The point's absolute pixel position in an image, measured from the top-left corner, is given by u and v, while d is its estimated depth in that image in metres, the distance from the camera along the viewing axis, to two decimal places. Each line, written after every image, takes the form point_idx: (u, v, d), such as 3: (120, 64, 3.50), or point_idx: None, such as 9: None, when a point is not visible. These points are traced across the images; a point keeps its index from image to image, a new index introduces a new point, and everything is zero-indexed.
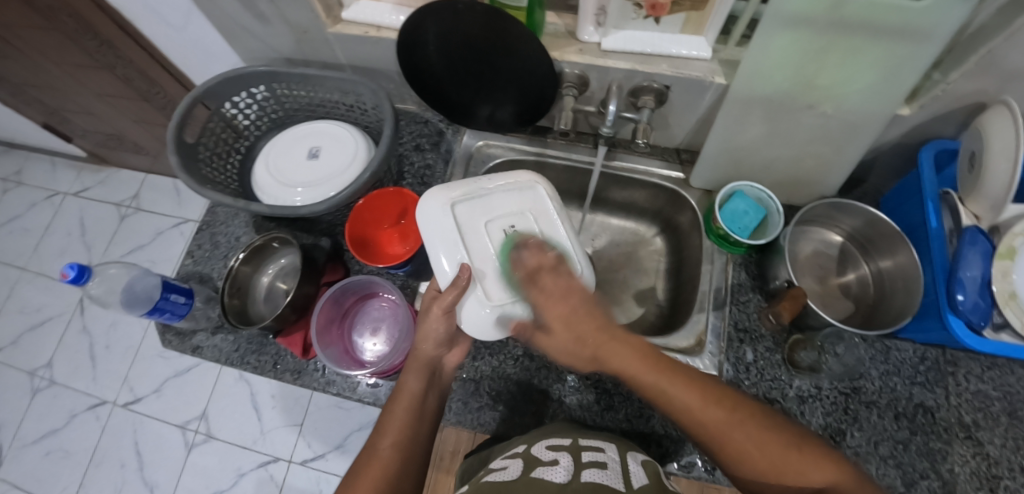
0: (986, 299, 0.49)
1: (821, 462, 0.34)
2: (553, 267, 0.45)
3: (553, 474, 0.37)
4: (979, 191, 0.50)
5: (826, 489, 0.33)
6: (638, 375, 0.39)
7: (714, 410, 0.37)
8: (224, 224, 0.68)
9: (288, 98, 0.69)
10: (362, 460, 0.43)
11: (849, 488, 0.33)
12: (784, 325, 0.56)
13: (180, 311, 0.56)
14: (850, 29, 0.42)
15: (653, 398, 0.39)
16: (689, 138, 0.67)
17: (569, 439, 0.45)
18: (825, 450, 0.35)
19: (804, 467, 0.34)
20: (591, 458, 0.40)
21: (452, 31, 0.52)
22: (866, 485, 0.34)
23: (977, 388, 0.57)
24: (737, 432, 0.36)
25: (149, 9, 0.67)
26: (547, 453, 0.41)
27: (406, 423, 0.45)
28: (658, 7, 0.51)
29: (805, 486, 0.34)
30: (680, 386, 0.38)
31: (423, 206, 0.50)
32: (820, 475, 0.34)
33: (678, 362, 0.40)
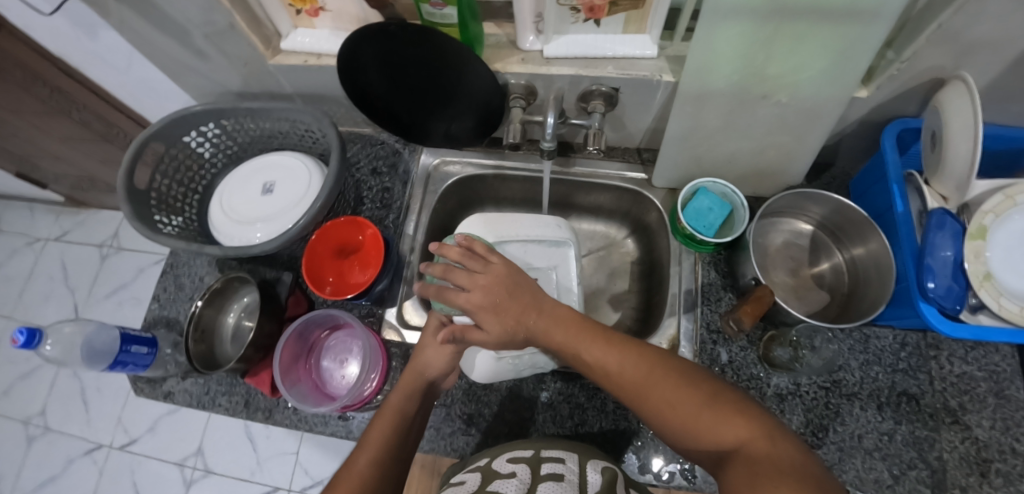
0: (959, 282, 0.47)
1: (726, 416, 0.32)
2: (473, 251, 0.47)
3: (507, 487, 0.38)
4: (942, 171, 0.48)
5: (729, 446, 0.31)
6: (558, 336, 0.42)
7: (635, 369, 0.38)
8: (187, 265, 0.67)
9: (240, 132, 0.68)
10: (341, 472, 0.41)
11: (753, 444, 0.30)
12: (746, 330, 0.54)
13: (144, 361, 0.56)
14: (792, 16, 0.41)
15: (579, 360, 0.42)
16: (649, 137, 0.66)
17: (531, 450, 0.44)
18: (750, 411, 0.32)
19: (712, 423, 0.32)
20: (549, 470, 0.40)
21: (388, 53, 0.51)
22: (782, 444, 0.30)
23: (961, 370, 0.56)
24: (653, 383, 0.36)
25: (92, 55, 0.66)
26: (506, 466, 0.41)
27: (390, 438, 0.43)
28: (596, 9, 0.49)
29: (710, 442, 0.32)
30: (600, 348, 0.40)
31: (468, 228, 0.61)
32: (723, 434, 0.31)
33: (611, 331, 0.42)
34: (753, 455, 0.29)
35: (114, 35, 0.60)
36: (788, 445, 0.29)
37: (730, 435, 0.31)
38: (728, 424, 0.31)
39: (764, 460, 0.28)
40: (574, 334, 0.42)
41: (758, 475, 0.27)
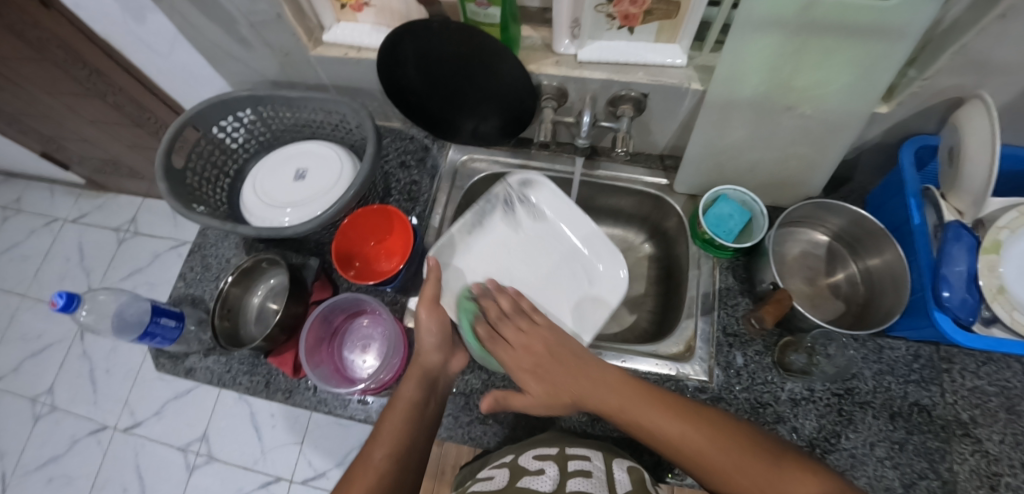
0: (974, 294, 0.48)
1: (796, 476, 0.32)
2: (517, 310, 0.53)
3: (538, 484, 0.40)
4: (960, 186, 0.50)
5: None
6: (613, 403, 0.42)
7: (698, 437, 0.37)
8: (214, 246, 0.68)
9: (275, 120, 0.70)
10: (356, 467, 0.41)
11: None
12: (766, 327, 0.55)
13: (170, 335, 0.57)
14: (822, 30, 0.43)
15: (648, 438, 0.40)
16: (672, 145, 0.68)
17: (555, 448, 0.46)
18: (819, 469, 0.33)
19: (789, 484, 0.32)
20: (576, 467, 0.41)
21: (429, 49, 0.53)
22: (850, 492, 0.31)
23: (974, 384, 0.57)
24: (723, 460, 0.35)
25: (137, 38, 0.68)
26: (533, 463, 0.43)
27: (402, 429, 0.44)
28: (631, 17, 0.52)
29: None
30: (661, 414, 0.39)
31: (492, 221, 0.65)
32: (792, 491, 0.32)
33: (668, 395, 0.42)
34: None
35: (162, 19, 0.62)
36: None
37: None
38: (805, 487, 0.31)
39: None
40: (643, 403, 0.41)
41: None
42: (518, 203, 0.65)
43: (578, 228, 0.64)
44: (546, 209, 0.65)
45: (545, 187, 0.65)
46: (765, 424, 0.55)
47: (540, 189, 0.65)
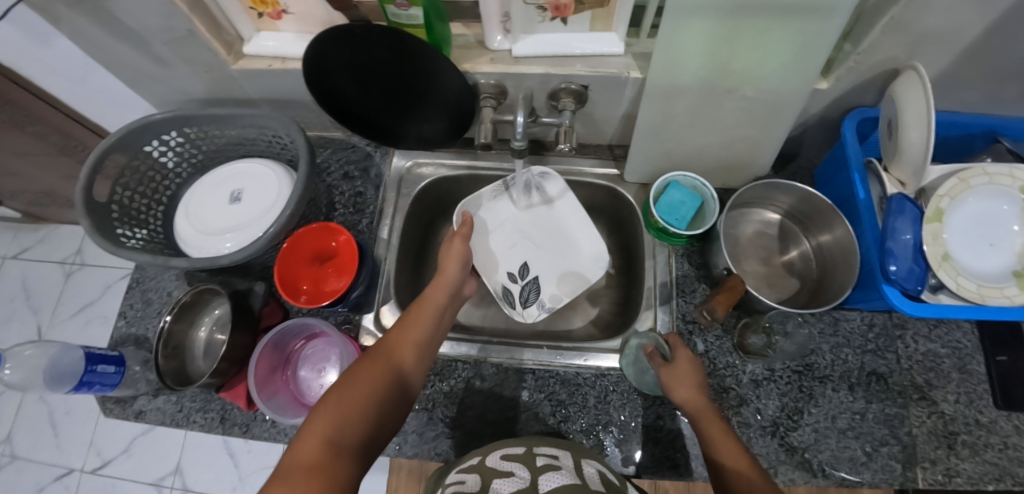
0: (920, 263, 0.48)
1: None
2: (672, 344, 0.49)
3: (508, 484, 0.35)
4: (899, 157, 0.50)
5: None
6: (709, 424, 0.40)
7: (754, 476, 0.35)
8: (154, 279, 0.65)
9: (205, 140, 0.66)
10: (380, 350, 0.43)
11: None
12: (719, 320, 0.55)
13: (110, 381, 0.53)
14: (756, 11, 0.41)
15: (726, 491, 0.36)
16: (620, 134, 0.67)
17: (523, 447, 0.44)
18: None
19: None
20: (545, 462, 0.40)
21: (357, 55, 0.50)
22: None
23: (926, 348, 0.58)
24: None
25: (43, 64, 0.63)
26: (503, 464, 0.41)
27: (426, 329, 0.48)
28: (562, 7, 0.50)
29: None
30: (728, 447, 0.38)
31: (510, 199, 0.68)
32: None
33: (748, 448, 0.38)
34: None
35: (67, 43, 0.58)
36: None
37: None
38: None
39: None
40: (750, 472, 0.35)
41: None
42: (535, 190, 0.67)
43: (584, 231, 0.66)
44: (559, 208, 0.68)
45: (558, 184, 0.67)
46: (730, 408, 0.55)
47: (556, 189, 0.67)
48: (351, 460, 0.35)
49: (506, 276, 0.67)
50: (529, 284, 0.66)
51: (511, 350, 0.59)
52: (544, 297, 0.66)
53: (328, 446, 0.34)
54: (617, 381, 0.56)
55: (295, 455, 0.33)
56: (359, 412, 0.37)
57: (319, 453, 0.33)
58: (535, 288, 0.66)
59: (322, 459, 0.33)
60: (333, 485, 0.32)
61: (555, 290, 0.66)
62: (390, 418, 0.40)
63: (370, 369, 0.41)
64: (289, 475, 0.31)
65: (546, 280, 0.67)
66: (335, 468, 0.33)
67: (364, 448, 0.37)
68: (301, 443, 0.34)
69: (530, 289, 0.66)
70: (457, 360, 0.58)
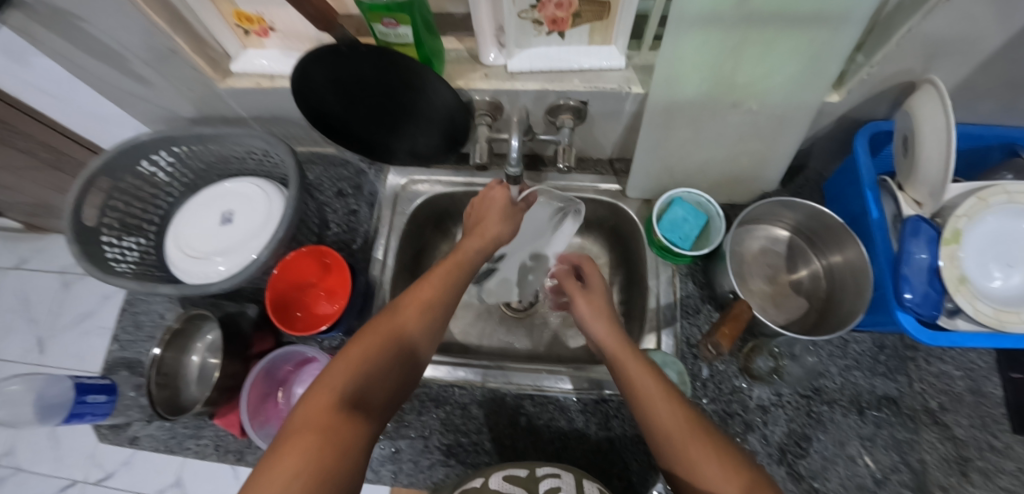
0: (936, 287, 0.46)
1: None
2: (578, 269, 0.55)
3: None
4: (916, 177, 0.47)
5: None
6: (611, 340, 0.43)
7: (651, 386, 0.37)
8: (146, 302, 0.65)
9: (194, 159, 0.64)
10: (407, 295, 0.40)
11: None
12: (725, 354, 0.52)
13: (101, 410, 0.55)
14: (762, 21, 0.39)
15: (651, 434, 0.35)
16: (620, 149, 0.65)
17: (526, 468, 0.43)
18: (756, 473, 0.31)
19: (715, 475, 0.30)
20: (548, 486, 0.39)
21: (344, 72, 0.47)
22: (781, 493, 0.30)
23: (939, 369, 0.56)
24: (697, 448, 0.32)
25: (30, 85, 0.62)
26: (506, 486, 0.39)
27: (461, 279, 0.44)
28: (559, 21, 0.47)
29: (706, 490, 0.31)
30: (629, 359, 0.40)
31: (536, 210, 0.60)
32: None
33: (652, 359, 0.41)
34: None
35: (50, 64, 0.56)
36: None
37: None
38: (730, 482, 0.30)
39: None
40: (669, 412, 0.35)
41: None
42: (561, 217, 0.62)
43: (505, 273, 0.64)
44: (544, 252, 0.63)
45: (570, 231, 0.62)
46: (735, 435, 0.53)
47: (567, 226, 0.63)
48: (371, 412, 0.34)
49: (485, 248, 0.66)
50: (486, 270, 0.65)
51: (509, 375, 0.58)
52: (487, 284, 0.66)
53: (347, 399, 0.33)
54: (619, 407, 0.55)
55: (312, 403, 0.32)
56: (380, 367, 0.36)
57: (336, 406, 0.32)
58: (488, 274, 0.65)
59: (344, 412, 0.32)
60: (351, 445, 0.31)
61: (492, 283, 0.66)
62: (410, 373, 0.39)
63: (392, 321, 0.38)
64: (306, 424, 0.30)
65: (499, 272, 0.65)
66: (355, 419, 0.32)
67: (383, 401, 0.36)
68: (319, 392, 0.33)
69: (482, 274, 0.65)
70: (454, 386, 0.57)
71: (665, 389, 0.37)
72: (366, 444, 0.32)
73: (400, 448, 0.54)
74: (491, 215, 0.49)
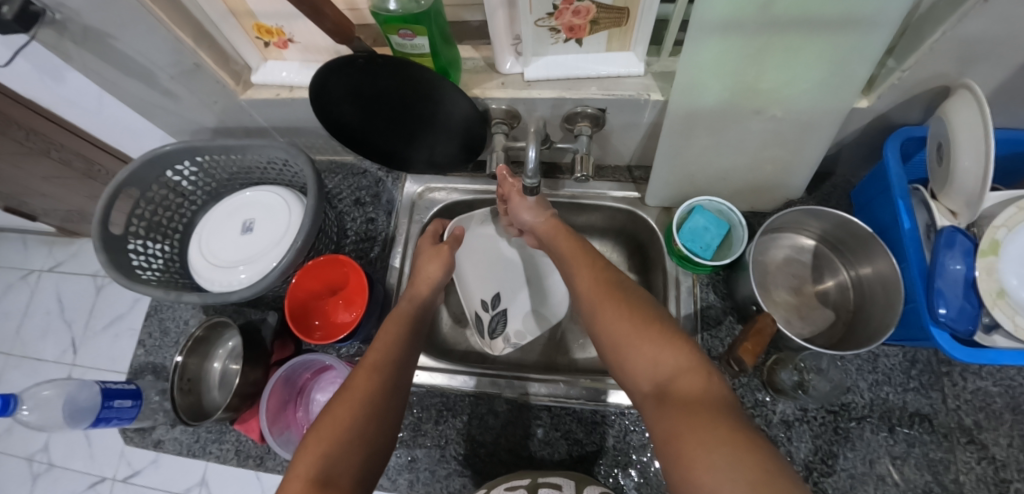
0: (972, 301, 0.44)
1: (685, 353, 0.34)
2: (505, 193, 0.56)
3: None
4: (951, 186, 0.45)
5: (662, 369, 0.34)
6: (562, 246, 0.49)
7: (594, 286, 0.43)
8: (171, 308, 0.66)
9: (217, 168, 0.66)
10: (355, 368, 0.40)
11: (684, 364, 0.33)
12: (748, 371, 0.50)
13: (127, 415, 0.57)
14: (784, 27, 0.37)
15: (594, 323, 0.41)
16: (639, 156, 0.64)
17: (528, 477, 0.45)
18: (681, 341, 0.35)
19: (650, 351, 0.35)
20: None
21: (361, 84, 0.47)
22: (703, 358, 0.34)
23: (975, 385, 0.53)
24: (625, 326, 0.37)
25: (62, 98, 0.64)
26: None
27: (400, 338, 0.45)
28: (576, 29, 0.47)
29: (643, 362, 0.35)
30: (580, 270, 0.45)
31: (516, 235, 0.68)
32: (671, 362, 0.34)
33: (603, 259, 0.46)
34: (682, 384, 0.32)
35: (81, 79, 0.58)
36: (705, 371, 0.33)
37: (669, 358, 0.34)
38: (664, 353, 0.35)
39: (681, 389, 0.32)
40: (602, 296, 0.41)
41: (685, 409, 0.30)
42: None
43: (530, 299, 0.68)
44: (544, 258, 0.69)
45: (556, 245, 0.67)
46: None
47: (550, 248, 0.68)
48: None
49: (479, 304, 0.64)
50: (495, 315, 0.65)
51: (525, 385, 0.57)
52: (509, 332, 0.65)
53: (313, 487, 0.31)
54: (637, 419, 0.54)
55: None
56: (343, 447, 0.34)
57: None
58: (502, 319, 0.66)
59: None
60: None
61: (519, 327, 0.66)
62: (381, 449, 0.37)
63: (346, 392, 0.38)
64: None
65: (511, 313, 0.67)
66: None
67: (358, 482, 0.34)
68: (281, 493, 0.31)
69: (498, 320, 0.65)
70: (470, 395, 0.57)
71: (604, 285, 0.42)
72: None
73: (417, 457, 0.54)
74: (423, 261, 0.55)
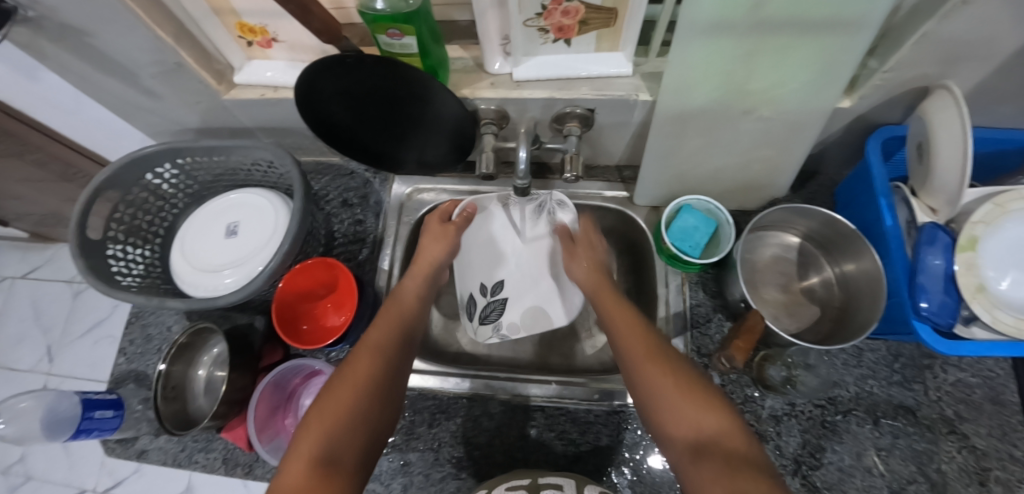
0: (952, 295, 0.45)
1: (728, 421, 0.35)
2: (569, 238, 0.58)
3: None
4: (931, 184, 0.47)
5: (704, 434, 0.34)
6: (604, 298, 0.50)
7: (635, 339, 0.43)
8: (154, 314, 0.65)
9: (200, 170, 0.64)
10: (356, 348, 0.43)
11: (729, 432, 0.34)
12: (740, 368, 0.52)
13: (109, 426, 0.55)
14: (775, 29, 0.38)
15: (632, 377, 0.41)
16: (628, 155, 0.64)
17: (528, 478, 0.45)
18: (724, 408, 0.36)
19: (694, 412, 0.36)
20: None
21: (351, 85, 0.47)
22: (746, 429, 0.35)
23: (956, 377, 0.55)
24: (668, 388, 0.38)
25: (36, 99, 0.62)
26: None
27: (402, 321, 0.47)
28: (565, 29, 0.47)
29: (684, 425, 0.36)
30: (621, 320, 0.46)
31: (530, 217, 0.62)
32: (714, 431, 0.34)
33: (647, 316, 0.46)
34: (725, 452, 0.32)
35: (56, 79, 0.56)
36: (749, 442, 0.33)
37: (712, 424, 0.35)
38: (707, 418, 0.35)
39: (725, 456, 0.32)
40: (643, 349, 0.41)
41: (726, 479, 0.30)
42: (546, 218, 0.61)
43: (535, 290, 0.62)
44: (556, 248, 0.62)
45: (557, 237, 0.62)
46: None
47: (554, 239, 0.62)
48: (349, 471, 0.35)
49: (478, 286, 0.63)
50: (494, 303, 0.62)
51: (518, 386, 0.57)
52: (504, 322, 0.62)
53: (318, 463, 0.34)
54: (631, 418, 0.54)
55: (281, 479, 0.33)
56: (345, 426, 0.37)
57: (308, 474, 0.33)
58: (500, 308, 0.62)
59: (315, 477, 0.33)
60: None
61: (517, 319, 0.62)
62: (382, 427, 0.40)
63: (349, 372, 0.41)
64: None
65: (514, 303, 0.62)
66: (331, 482, 0.33)
67: (361, 458, 0.37)
68: (287, 468, 0.34)
69: (494, 308, 0.62)
70: (463, 398, 0.57)
71: (649, 345, 0.42)
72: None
73: (410, 461, 0.53)
74: (426, 241, 0.56)
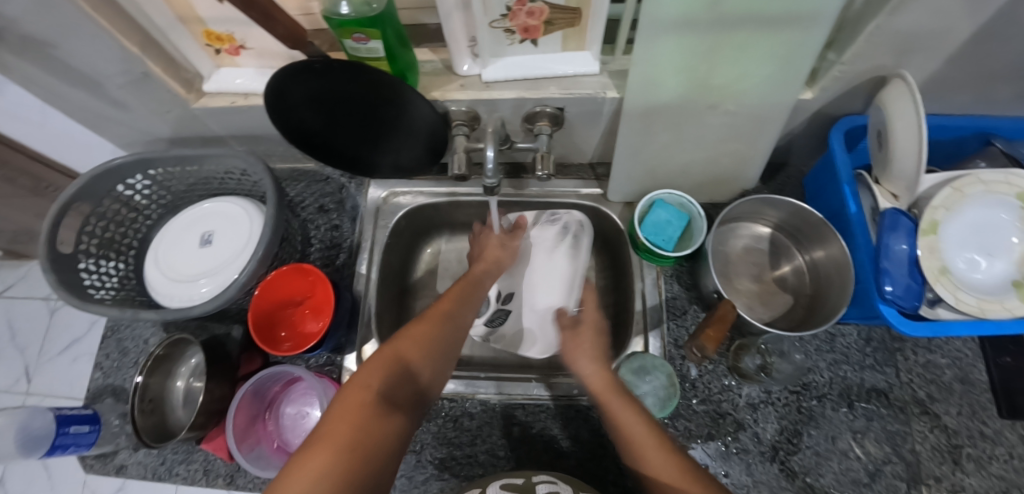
0: (917, 279, 0.46)
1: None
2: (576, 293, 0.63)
3: None
4: (891, 171, 0.48)
5: None
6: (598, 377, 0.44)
7: (631, 423, 0.37)
8: (129, 327, 0.64)
9: (174, 181, 0.64)
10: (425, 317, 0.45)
11: None
12: (711, 356, 0.53)
13: (85, 441, 0.54)
14: (732, 24, 0.39)
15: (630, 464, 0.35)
16: (601, 153, 0.65)
17: (520, 476, 0.43)
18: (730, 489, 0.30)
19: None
20: None
21: (322, 90, 0.46)
22: None
23: (926, 359, 0.56)
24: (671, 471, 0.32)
25: (2, 113, 0.61)
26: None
27: (468, 306, 0.49)
28: (530, 29, 0.47)
29: None
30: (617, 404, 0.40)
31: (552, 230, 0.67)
32: None
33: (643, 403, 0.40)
34: None
35: (20, 92, 0.56)
36: None
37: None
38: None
39: None
40: (638, 433, 0.36)
41: None
42: (570, 239, 0.66)
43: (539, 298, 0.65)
44: (575, 255, 0.66)
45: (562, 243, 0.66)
46: (728, 435, 0.53)
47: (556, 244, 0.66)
48: (401, 416, 0.35)
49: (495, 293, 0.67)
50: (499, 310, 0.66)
51: (498, 385, 0.57)
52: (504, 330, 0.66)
53: (380, 397, 0.34)
54: None
55: (343, 400, 0.33)
56: (404, 375, 0.38)
57: (372, 403, 0.33)
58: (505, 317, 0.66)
59: (376, 410, 0.33)
60: (381, 443, 0.32)
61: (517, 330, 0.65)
62: (427, 392, 0.40)
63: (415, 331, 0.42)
64: (340, 416, 0.31)
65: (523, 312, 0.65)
66: (386, 419, 0.33)
67: (409, 408, 0.37)
68: (349, 392, 0.34)
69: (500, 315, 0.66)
70: (444, 398, 0.57)
71: (649, 426, 0.37)
72: (397, 447, 0.33)
73: None
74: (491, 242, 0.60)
